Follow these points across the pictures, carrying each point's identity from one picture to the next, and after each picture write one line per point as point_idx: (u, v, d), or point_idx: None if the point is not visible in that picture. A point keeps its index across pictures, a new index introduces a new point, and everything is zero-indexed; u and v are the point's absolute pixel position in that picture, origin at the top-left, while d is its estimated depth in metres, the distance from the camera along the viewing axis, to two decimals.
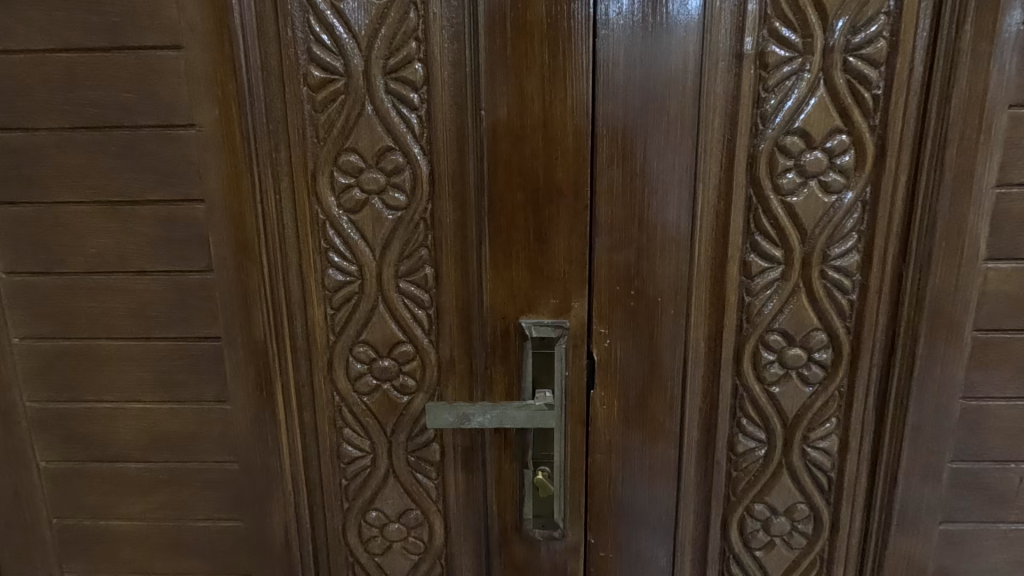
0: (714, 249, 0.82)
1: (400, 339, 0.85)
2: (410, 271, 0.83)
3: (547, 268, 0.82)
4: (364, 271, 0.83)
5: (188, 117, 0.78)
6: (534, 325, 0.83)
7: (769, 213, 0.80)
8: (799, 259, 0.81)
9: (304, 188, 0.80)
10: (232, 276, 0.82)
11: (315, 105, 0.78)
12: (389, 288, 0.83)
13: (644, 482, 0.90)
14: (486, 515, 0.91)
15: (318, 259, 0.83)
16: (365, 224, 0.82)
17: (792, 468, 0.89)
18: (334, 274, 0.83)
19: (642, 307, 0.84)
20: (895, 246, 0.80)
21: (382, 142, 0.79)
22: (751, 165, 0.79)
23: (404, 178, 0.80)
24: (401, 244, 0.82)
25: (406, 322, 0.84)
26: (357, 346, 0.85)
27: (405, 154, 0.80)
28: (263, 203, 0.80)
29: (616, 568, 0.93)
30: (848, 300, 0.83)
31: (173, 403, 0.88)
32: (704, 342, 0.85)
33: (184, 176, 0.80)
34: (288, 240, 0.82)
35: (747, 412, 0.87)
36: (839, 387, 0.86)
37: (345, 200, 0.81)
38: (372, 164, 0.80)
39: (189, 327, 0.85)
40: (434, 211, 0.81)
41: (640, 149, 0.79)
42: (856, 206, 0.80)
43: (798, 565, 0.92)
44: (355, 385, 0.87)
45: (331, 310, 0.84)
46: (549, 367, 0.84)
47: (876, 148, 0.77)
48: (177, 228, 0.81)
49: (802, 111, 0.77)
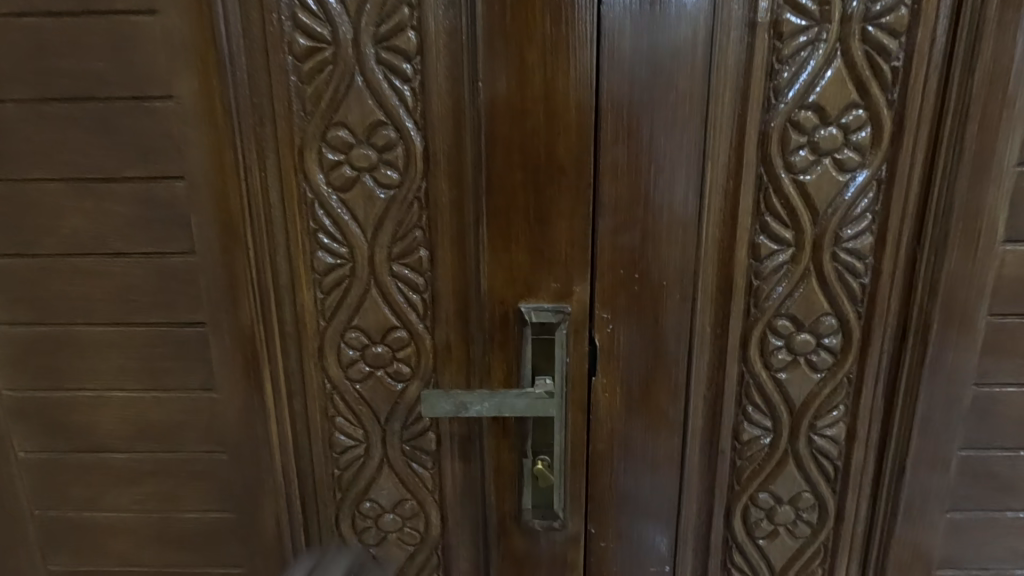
0: (722, 230, 0.78)
1: (394, 324, 0.82)
2: (404, 253, 0.79)
3: (547, 251, 0.79)
4: (355, 253, 0.79)
5: (167, 88, 0.73)
6: (533, 310, 0.80)
7: (780, 193, 0.76)
8: (810, 241, 0.78)
9: (291, 165, 0.76)
10: (216, 258, 0.78)
11: (302, 76, 0.73)
12: (382, 271, 0.80)
13: (645, 471, 0.87)
14: (484, 505, 0.88)
15: (306, 240, 0.79)
16: (356, 204, 0.78)
17: (798, 456, 0.87)
18: (324, 256, 0.79)
19: (645, 291, 0.80)
20: (910, 228, 0.77)
21: (374, 116, 0.75)
22: (763, 142, 0.75)
23: (398, 155, 0.76)
24: (394, 224, 0.78)
25: (400, 307, 0.81)
26: (348, 332, 0.82)
27: (398, 129, 0.75)
28: (248, 181, 0.76)
29: (616, 557, 0.91)
30: (860, 284, 0.79)
31: (158, 392, 0.84)
32: (709, 328, 0.82)
33: (164, 152, 0.75)
34: (274, 220, 0.78)
35: (753, 399, 0.84)
36: (848, 374, 0.83)
37: (334, 178, 0.77)
38: (363, 140, 0.76)
39: (173, 312, 0.81)
40: (429, 189, 0.77)
41: (646, 124, 0.75)
42: (871, 184, 0.76)
43: (802, 554, 0.91)
44: (347, 372, 0.83)
45: (322, 294, 0.80)
46: (548, 354, 0.81)
47: (893, 123, 0.74)
48: (158, 207, 0.77)
49: (817, 84, 0.73)
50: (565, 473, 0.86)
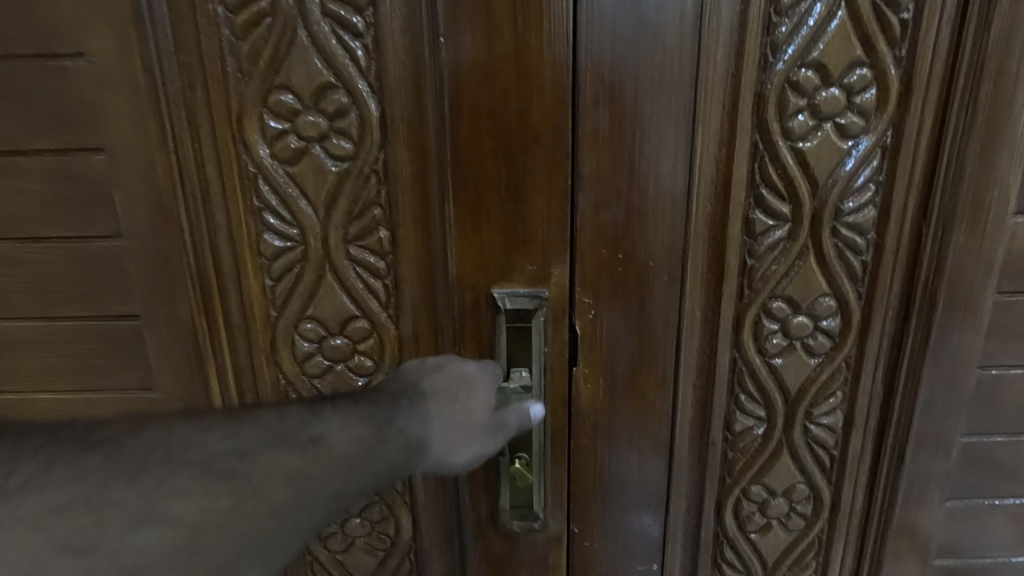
0: (714, 205, 0.71)
1: (353, 314, 0.73)
2: (362, 234, 0.71)
3: (522, 230, 0.71)
4: (307, 235, 0.70)
5: (77, 44, 0.63)
6: (508, 296, 0.72)
7: (777, 163, 0.69)
8: (809, 216, 0.71)
9: (228, 135, 0.67)
10: (146, 242, 0.69)
11: (236, 30, 0.64)
12: (338, 254, 0.71)
13: (632, 466, 0.81)
14: (458, 507, 0.82)
15: (251, 221, 0.70)
16: (306, 179, 0.69)
17: (793, 446, 0.81)
18: (272, 239, 0.71)
19: (631, 273, 0.73)
20: (916, 199, 0.71)
21: (322, 78, 0.66)
22: (759, 105, 0.68)
23: (351, 123, 0.67)
24: (349, 201, 0.70)
25: (360, 295, 0.73)
26: (303, 323, 0.74)
27: (350, 92, 0.66)
28: (179, 153, 0.67)
29: (601, 557, 0.86)
30: (861, 262, 0.73)
31: (90, 393, 0.75)
32: (699, 313, 0.75)
33: (77, 119, 0.65)
34: (213, 198, 0.68)
35: (746, 387, 0.78)
36: (846, 358, 0.77)
37: (279, 149, 0.68)
38: (311, 105, 0.67)
39: (100, 304, 0.72)
40: (388, 161, 0.68)
41: (630, 86, 0.67)
42: (875, 151, 0.69)
43: (795, 548, 0.86)
44: (302, 367, 0.75)
45: (271, 281, 0.72)
46: (525, 345, 0.74)
47: (900, 84, 0.67)
48: (76, 184, 0.67)
49: (820, 40, 0.66)
50: (545, 471, 0.80)
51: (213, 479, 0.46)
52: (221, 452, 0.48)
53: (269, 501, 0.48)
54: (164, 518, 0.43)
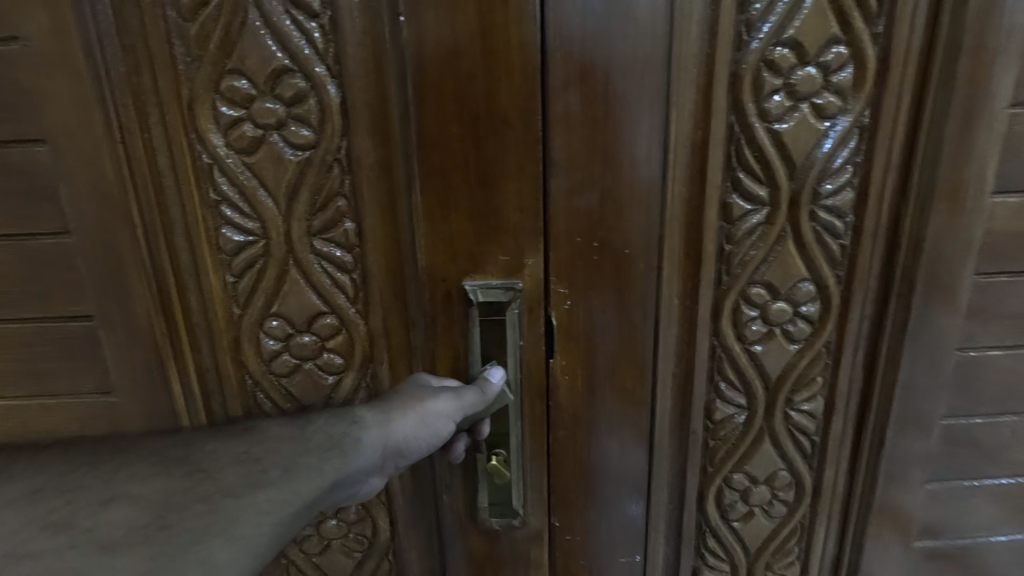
0: (690, 189, 0.69)
1: (321, 311, 0.71)
2: (326, 227, 0.68)
3: (493, 219, 0.69)
4: (268, 228, 0.67)
5: (9, 28, 0.59)
6: (481, 288, 0.70)
7: (753, 144, 0.67)
8: (787, 199, 0.70)
9: (180, 124, 0.63)
10: (95, 238, 0.66)
11: (183, 12, 0.61)
12: (302, 248, 0.68)
13: (613, 458, 0.80)
14: (436, 504, 0.80)
15: (207, 214, 0.67)
16: (264, 170, 0.66)
17: (774, 433, 0.80)
18: (231, 233, 0.67)
19: (607, 262, 0.71)
20: (895, 180, 0.70)
21: (277, 61, 0.62)
22: (734, 85, 0.66)
23: (310, 109, 0.64)
24: (311, 192, 0.66)
25: (326, 290, 0.70)
26: (267, 322, 0.71)
27: (308, 76, 0.63)
28: (128, 143, 0.63)
29: (584, 550, 0.85)
30: (840, 245, 0.72)
31: (45, 399, 0.72)
32: (677, 300, 0.73)
33: (13, 109, 0.61)
34: (167, 191, 0.65)
35: (726, 373, 0.77)
36: (826, 343, 0.76)
37: (233, 138, 0.64)
38: (267, 91, 0.63)
39: (49, 306, 0.68)
40: (351, 150, 0.65)
41: (601, 66, 0.65)
42: (853, 132, 0.68)
43: (777, 535, 0.86)
44: (270, 367, 0.72)
45: (232, 278, 0.69)
46: (499, 337, 0.72)
47: (878, 60, 0.65)
48: (17, 177, 0.64)
49: (796, 17, 0.64)
50: (524, 466, 0.78)
51: (173, 463, 0.55)
52: (172, 447, 0.57)
53: (222, 480, 0.56)
54: (129, 497, 0.51)
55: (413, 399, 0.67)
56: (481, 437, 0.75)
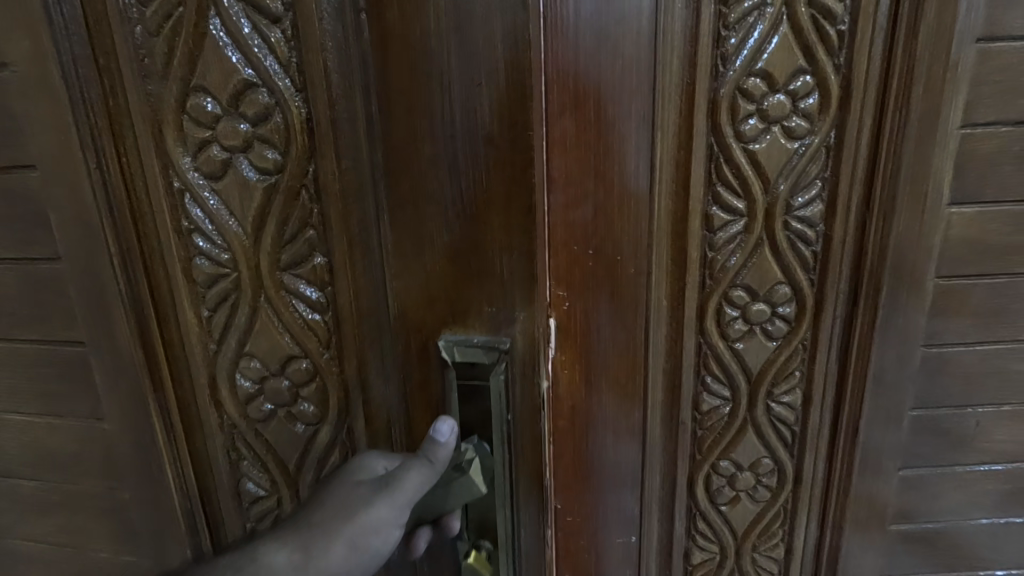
0: (675, 201, 0.77)
1: (294, 356, 0.80)
2: (297, 261, 0.77)
3: (479, 260, 0.68)
4: (233, 252, 0.77)
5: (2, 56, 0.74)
6: (461, 348, 0.71)
7: (731, 161, 0.76)
8: (763, 210, 0.78)
9: (153, 151, 0.74)
10: (80, 258, 0.81)
11: (148, 26, 0.69)
12: (268, 283, 0.78)
13: (609, 446, 0.88)
14: (412, 567, 0.86)
15: (184, 243, 0.77)
16: (231, 194, 0.75)
17: (757, 423, 0.88)
18: (203, 263, 0.78)
19: (601, 268, 0.80)
20: (859, 194, 0.77)
21: (239, 74, 0.70)
22: (712, 110, 0.74)
23: (275, 129, 0.71)
24: (277, 228, 0.75)
25: (299, 332, 0.79)
26: (242, 361, 0.81)
27: (267, 90, 0.70)
28: (103, 169, 0.76)
29: (584, 530, 0.93)
30: (812, 252, 0.80)
31: (54, 417, 0.91)
32: (666, 301, 0.81)
33: (12, 138, 0.78)
34: (145, 212, 0.77)
35: (711, 368, 0.85)
36: (802, 340, 0.84)
37: (202, 160, 0.74)
38: (232, 107, 0.71)
39: (53, 332, 0.86)
40: (312, 178, 0.72)
41: (595, 94, 0.73)
42: (820, 151, 0.76)
43: (762, 518, 0.93)
44: (246, 411, 0.84)
45: (209, 309, 0.80)
46: (482, 410, 0.72)
47: (841, 87, 0.73)
48: (25, 201, 0.80)
49: (764, 51, 0.72)
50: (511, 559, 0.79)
51: None
52: None
53: None
54: None
55: (343, 519, 0.67)
56: (452, 535, 0.76)
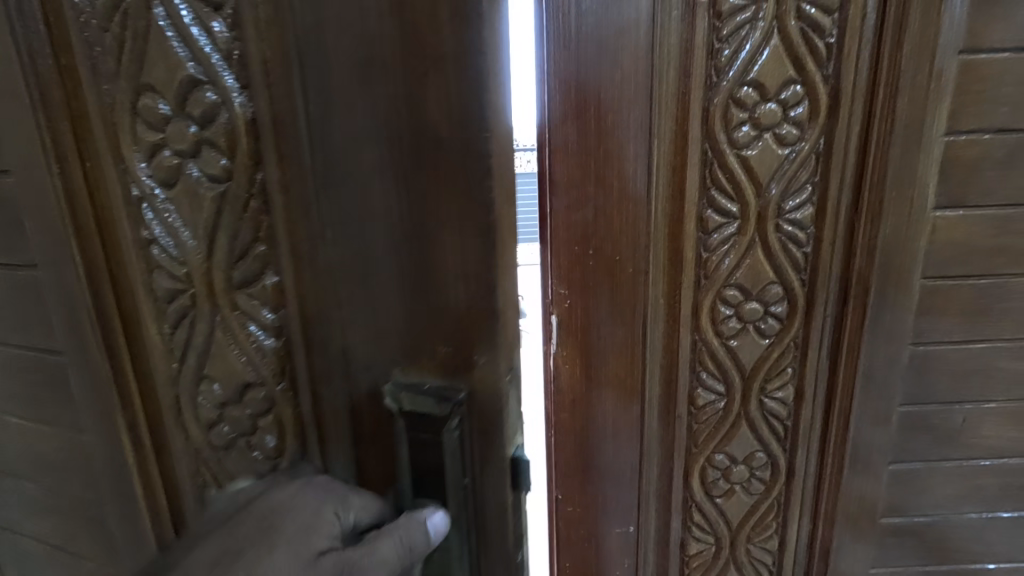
0: (671, 204, 0.81)
1: (246, 379, 0.47)
2: (250, 281, 0.45)
3: (445, 293, 0.42)
4: (190, 272, 0.46)
5: None
6: (405, 390, 0.44)
7: (724, 167, 0.80)
8: (755, 213, 0.82)
9: (62, 94, 0.44)
10: None
11: None
12: (228, 317, 0.46)
13: (608, 439, 0.92)
14: None
15: (135, 254, 0.47)
16: (183, 207, 0.44)
17: (750, 418, 0.92)
18: (163, 277, 0.47)
19: (601, 267, 0.84)
20: (847, 199, 0.81)
21: (182, 69, 0.41)
22: (706, 118, 0.78)
23: (223, 139, 0.42)
24: (226, 233, 0.44)
25: (253, 354, 0.47)
26: (197, 388, 0.49)
27: (205, 73, 0.41)
28: (63, 169, 0.48)
29: (584, 520, 0.97)
30: (803, 253, 0.84)
31: None
32: (662, 300, 0.85)
33: None
34: (75, 200, 0.48)
35: (705, 364, 0.89)
36: (794, 339, 0.88)
37: (144, 147, 0.44)
38: (176, 108, 0.42)
39: None
40: (268, 187, 0.42)
41: (596, 102, 0.77)
42: (810, 156, 0.79)
43: (756, 510, 0.96)
44: (207, 440, 0.50)
45: (167, 325, 0.48)
46: (429, 475, 0.44)
47: (829, 97, 0.77)
48: None
49: (756, 62, 0.76)
50: None
51: None
52: None
53: None
54: None
55: None
56: None
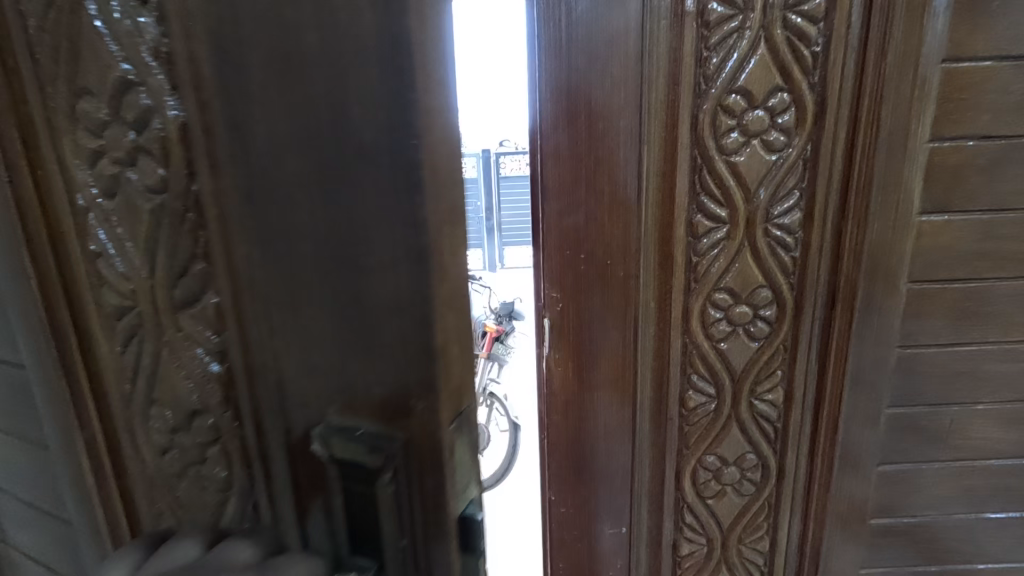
0: (661, 209, 0.83)
1: (199, 412, 0.37)
2: (190, 304, 0.34)
3: (391, 326, 0.28)
4: (135, 290, 0.36)
5: None
6: (333, 434, 0.30)
7: (714, 173, 0.81)
8: (744, 218, 0.83)
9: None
10: None
11: None
12: (172, 338, 0.36)
13: (600, 440, 0.93)
14: None
15: (81, 269, 0.38)
16: (128, 216, 0.35)
17: (741, 420, 0.93)
18: (110, 293, 0.38)
19: (592, 271, 0.85)
20: (834, 204, 0.82)
21: (114, 68, 0.32)
22: (695, 125, 0.79)
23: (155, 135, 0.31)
24: (167, 249, 0.34)
25: (201, 390, 0.36)
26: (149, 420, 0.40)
27: (137, 71, 0.31)
28: None
29: (577, 521, 0.98)
30: (791, 257, 0.85)
31: None
32: (653, 304, 0.87)
33: None
34: None
35: (696, 367, 0.90)
36: (783, 342, 0.89)
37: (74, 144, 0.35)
38: (107, 103, 0.33)
39: None
40: (201, 201, 0.31)
41: (587, 109, 0.79)
42: (798, 162, 0.81)
43: (747, 511, 0.98)
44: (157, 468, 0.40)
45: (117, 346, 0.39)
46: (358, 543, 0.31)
47: (815, 104, 0.79)
48: None
49: (743, 70, 0.77)
50: None
51: None
52: None
53: None
54: None
55: None
56: None
